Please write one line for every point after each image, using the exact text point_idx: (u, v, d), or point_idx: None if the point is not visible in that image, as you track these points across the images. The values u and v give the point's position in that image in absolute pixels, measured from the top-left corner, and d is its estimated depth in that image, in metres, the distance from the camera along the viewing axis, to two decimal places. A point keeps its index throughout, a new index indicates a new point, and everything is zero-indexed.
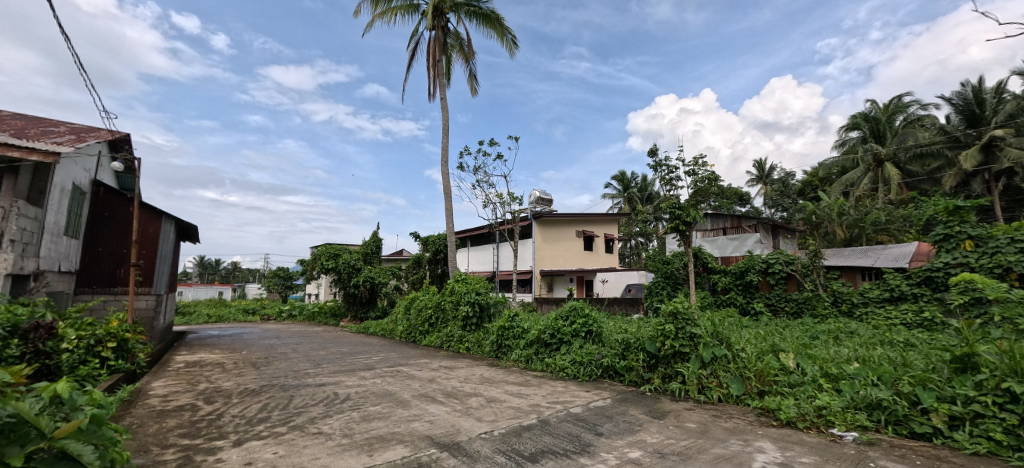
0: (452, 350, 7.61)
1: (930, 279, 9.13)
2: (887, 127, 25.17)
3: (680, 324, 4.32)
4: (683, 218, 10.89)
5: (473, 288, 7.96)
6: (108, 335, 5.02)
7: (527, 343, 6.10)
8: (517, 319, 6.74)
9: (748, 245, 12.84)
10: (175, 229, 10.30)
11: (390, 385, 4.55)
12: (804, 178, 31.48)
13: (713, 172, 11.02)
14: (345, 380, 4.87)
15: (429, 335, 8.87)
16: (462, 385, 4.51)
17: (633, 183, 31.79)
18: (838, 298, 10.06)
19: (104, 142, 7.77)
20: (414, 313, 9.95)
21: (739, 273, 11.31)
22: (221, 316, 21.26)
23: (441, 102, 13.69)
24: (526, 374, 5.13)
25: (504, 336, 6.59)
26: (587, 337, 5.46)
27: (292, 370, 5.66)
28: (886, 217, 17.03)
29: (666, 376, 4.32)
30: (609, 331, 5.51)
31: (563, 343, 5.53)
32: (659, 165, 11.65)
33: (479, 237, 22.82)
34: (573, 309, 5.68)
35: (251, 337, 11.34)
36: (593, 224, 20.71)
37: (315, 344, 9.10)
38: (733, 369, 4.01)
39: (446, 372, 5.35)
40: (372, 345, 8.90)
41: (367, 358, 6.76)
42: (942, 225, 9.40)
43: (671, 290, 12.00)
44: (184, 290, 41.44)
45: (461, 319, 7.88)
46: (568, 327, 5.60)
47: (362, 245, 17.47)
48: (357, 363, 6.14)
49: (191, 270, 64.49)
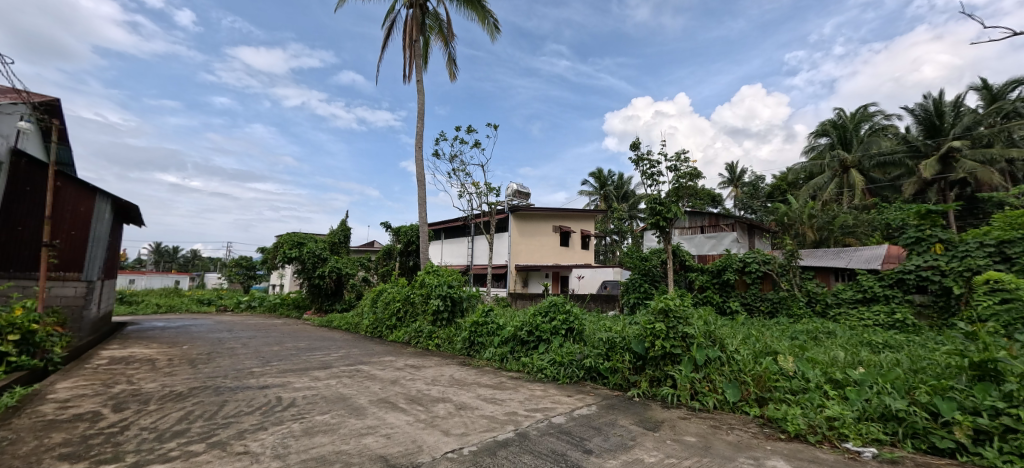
0: (420, 347, 7.07)
1: (902, 281, 9.17)
2: (853, 135, 25.97)
3: (671, 323, 3.95)
4: (664, 214, 10.65)
5: (445, 281, 7.44)
6: (8, 326, 4.26)
7: (502, 341, 5.62)
8: (492, 314, 6.26)
9: (725, 244, 12.88)
10: (113, 208, 9.31)
11: (345, 388, 3.99)
12: (773, 181, 32.26)
13: (696, 169, 10.75)
14: (294, 381, 4.27)
15: (397, 330, 8.30)
16: (429, 389, 4.00)
17: (610, 181, 31.76)
18: (812, 299, 10.04)
19: (26, 105, 6.80)
20: (382, 306, 9.32)
21: (717, 272, 11.17)
22: (173, 306, 19.88)
23: (417, 85, 13.03)
24: (501, 375, 4.67)
25: (477, 333, 6.10)
26: (568, 335, 5.04)
27: (234, 369, 5.01)
28: (854, 221, 17.01)
29: (654, 379, 3.95)
30: (591, 329, 5.09)
31: (542, 341, 5.09)
32: (641, 159, 11.36)
33: (454, 229, 22.23)
34: (553, 305, 5.26)
35: (201, 329, 10.44)
36: (570, 219, 20.43)
37: (273, 338, 8.37)
38: (729, 372, 3.66)
39: (411, 372, 4.81)
40: (334, 340, 8.25)
41: (325, 354, 6.15)
42: (914, 229, 9.51)
43: (648, 287, 11.76)
44: (136, 278, 38.88)
45: (432, 313, 7.34)
46: (547, 323, 5.15)
47: (329, 234, 16.59)
48: (312, 361, 5.52)
49: (146, 257, 60.89)
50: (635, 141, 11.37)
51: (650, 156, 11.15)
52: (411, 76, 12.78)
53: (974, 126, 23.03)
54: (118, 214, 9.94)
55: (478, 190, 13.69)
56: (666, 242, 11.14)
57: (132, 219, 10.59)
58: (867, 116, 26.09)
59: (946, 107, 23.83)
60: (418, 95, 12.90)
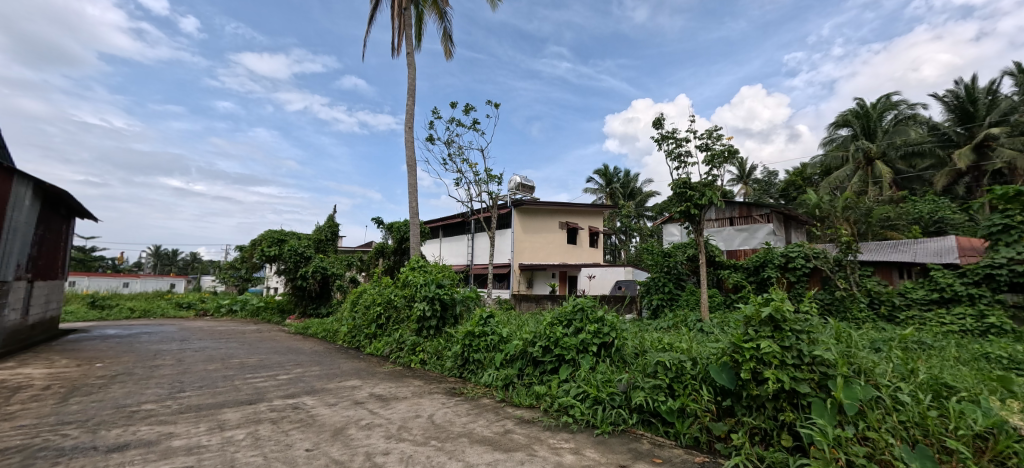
0: (400, 363, 5.48)
1: (991, 278, 7.54)
2: (877, 125, 24.18)
3: (788, 342, 2.38)
4: (694, 200, 9.04)
5: (432, 279, 5.85)
6: None
7: (506, 360, 4.08)
8: (492, 323, 4.67)
9: (758, 236, 11.44)
10: (35, 192, 7.73)
11: (247, 452, 2.43)
12: (789, 176, 30.57)
13: (731, 147, 8.97)
14: (178, 435, 2.71)
15: (376, 341, 6.72)
16: (388, 452, 2.43)
17: (616, 177, 30.16)
18: (875, 299, 8.37)
19: None
20: (361, 311, 7.82)
21: (755, 269, 9.65)
22: (149, 310, 18.38)
23: (407, 59, 11.47)
24: (505, 418, 3.08)
25: (473, 346, 4.52)
26: (601, 355, 3.47)
27: (112, 406, 3.41)
28: (891, 213, 15.34)
29: (757, 434, 2.44)
30: (635, 346, 3.52)
31: (565, 364, 3.51)
32: (665, 138, 9.72)
33: (452, 226, 20.62)
34: (582, 311, 3.66)
35: (152, 338, 8.89)
36: (577, 215, 18.86)
37: (224, 351, 6.84)
38: (900, 430, 2.16)
39: (373, 413, 3.24)
40: (300, 353, 6.69)
41: (268, 378, 4.58)
42: (1000, 214, 7.85)
43: (673, 288, 10.12)
44: (129, 282, 37.28)
45: (416, 320, 5.76)
46: (570, 337, 3.56)
47: (314, 231, 15.07)
48: (241, 391, 3.94)
49: (145, 261, 59.58)
50: (658, 118, 9.72)
51: (676, 134, 9.53)
52: (400, 50, 11.24)
53: (1010, 112, 21.25)
54: (45, 200, 8.45)
55: (478, 177, 12.19)
56: (696, 234, 9.49)
57: (65, 202, 9.06)
58: (891, 104, 24.29)
59: (980, 93, 22.11)
60: (408, 71, 11.38)
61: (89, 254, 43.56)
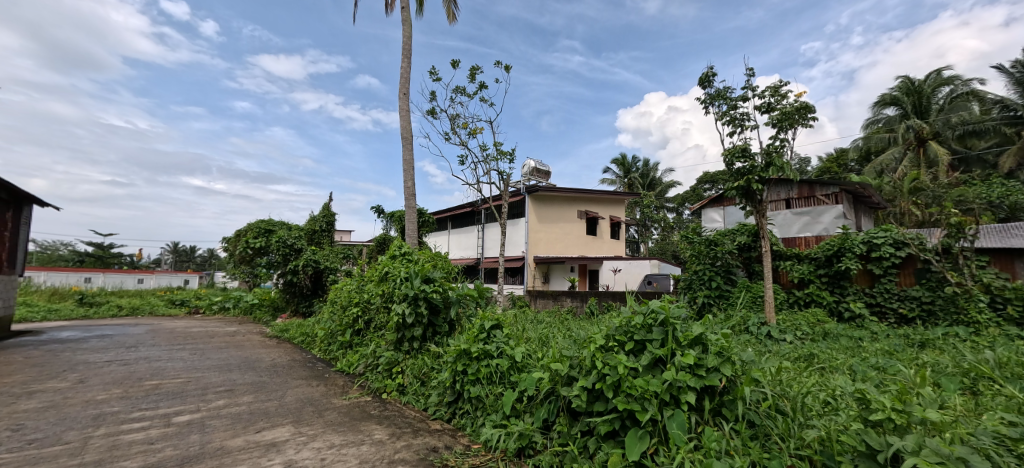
0: (370, 390, 3.84)
1: None
2: (930, 102, 21.61)
3: None
4: (756, 172, 7.20)
5: (417, 270, 4.05)
6: None
7: (521, 405, 2.43)
8: (502, 339, 2.97)
9: (824, 220, 9.60)
10: None
11: None
12: (824, 162, 28.17)
13: (805, 102, 7.04)
14: None
15: (351, 352, 5.12)
16: None
17: (635, 167, 28.19)
18: (997, 298, 6.39)
19: None
20: (338, 311, 6.26)
21: (827, 260, 7.76)
22: (140, 307, 17.28)
23: (401, 17, 9.81)
24: None
25: (468, 375, 2.85)
26: (708, 413, 1.80)
27: None
28: (966, 196, 13.10)
29: None
30: (769, 398, 1.85)
31: (636, 428, 1.83)
32: (715, 99, 7.87)
33: (461, 217, 19.01)
34: (665, 327, 1.95)
35: (99, 343, 7.49)
36: (598, 203, 17.07)
37: (159, 365, 5.33)
38: None
39: None
40: (252, 369, 5.12)
41: (154, 422, 2.98)
42: None
43: (723, 283, 8.30)
44: (144, 278, 36.53)
45: (394, 328, 4.09)
46: (648, 377, 1.84)
47: (308, 221, 13.70)
48: (70, 460, 2.35)
49: (164, 257, 59.77)
50: (706, 74, 7.86)
51: (729, 93, 7.68)
52: (393, 6, 9.62)
53: None
54: None
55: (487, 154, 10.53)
56: (757, 215, 7.61)
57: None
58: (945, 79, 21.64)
59: None
60: (403, 33, 9.75)
61: (108, 250, 43.35)
